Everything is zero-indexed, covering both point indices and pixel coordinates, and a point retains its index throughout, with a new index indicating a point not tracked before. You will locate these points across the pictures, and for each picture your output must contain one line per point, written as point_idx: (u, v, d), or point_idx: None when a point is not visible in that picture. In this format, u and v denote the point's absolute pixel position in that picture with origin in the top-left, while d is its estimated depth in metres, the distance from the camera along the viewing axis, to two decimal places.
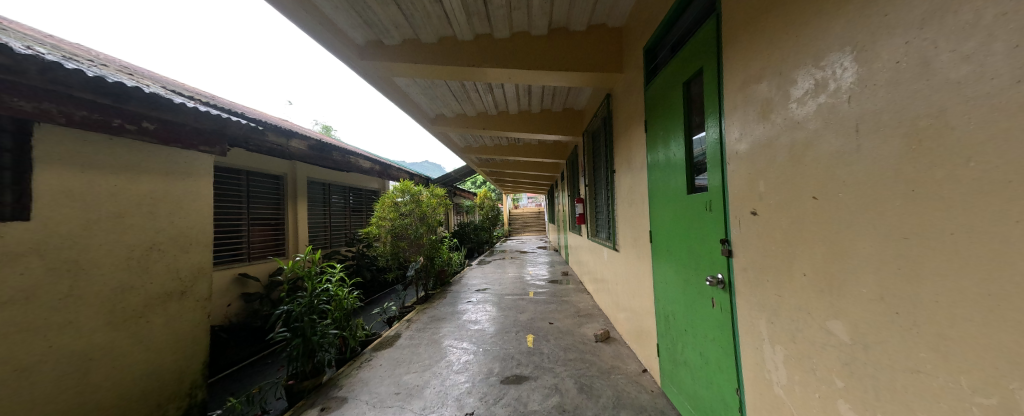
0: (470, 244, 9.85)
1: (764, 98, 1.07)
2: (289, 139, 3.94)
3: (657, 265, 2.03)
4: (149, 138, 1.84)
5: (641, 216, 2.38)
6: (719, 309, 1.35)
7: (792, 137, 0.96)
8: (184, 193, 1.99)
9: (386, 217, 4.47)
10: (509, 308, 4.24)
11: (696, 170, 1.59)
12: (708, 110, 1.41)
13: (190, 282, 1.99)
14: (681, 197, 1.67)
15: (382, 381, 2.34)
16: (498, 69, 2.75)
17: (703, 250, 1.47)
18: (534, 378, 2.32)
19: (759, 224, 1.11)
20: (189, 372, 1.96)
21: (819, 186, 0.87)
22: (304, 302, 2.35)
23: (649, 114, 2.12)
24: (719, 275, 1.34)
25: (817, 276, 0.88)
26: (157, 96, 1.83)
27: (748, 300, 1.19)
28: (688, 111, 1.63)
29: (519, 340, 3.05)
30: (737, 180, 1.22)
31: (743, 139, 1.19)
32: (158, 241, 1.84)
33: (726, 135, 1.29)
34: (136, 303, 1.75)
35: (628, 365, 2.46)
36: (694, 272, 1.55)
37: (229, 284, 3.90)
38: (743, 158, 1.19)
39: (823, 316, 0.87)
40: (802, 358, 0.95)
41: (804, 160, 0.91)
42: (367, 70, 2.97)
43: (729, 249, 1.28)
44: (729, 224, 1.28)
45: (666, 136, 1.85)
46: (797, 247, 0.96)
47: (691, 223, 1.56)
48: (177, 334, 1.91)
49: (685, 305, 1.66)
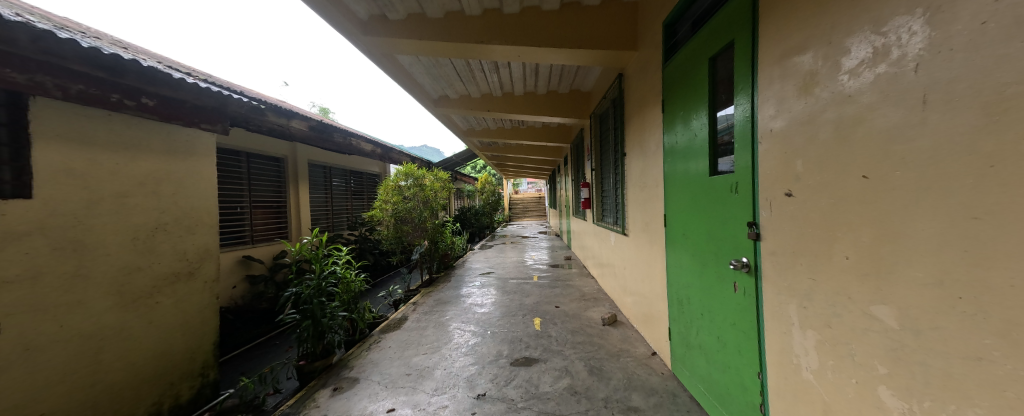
0: (471, 228, 9.87)
1: (806, 71, 1.00)
2: (290, 119, 3.82)
3: (671, 250, 2.00)
4: (150, 115, 1.75)
5: (653, 200, 2.33)
6: (742, 293, 1.33)
7: (839, 112, 0.90)
8: (187, 172, 1.92)
9: (389, 201, 4.43)
10: (514, 292, 4.26)
11: (719, 151, 1.53)
12: (737, 88, 1.35)
13: (197, 264, 1.95)
14: (702, 181, 1.62)
15: (392, 363, 2.35)
16: (508, 46, 2.63)
17: (725, 233, 1.43)
18: (544, 360, 2.33)
19: (793, 205, 1.07)
20: (201, 352, 1.96)
21: (868, 164, 0.82)
22: (313, 284, 2.33)
23: (667, 94, 2.04)
24: (743, 259, 1.32)
25: (862, 259, 0.84)
26: (154, 71, 1.74)
27: (777, 285, 1.15)
28: (712, 90, 1.56)
29: (526, 323, 3.06)
30: (769, 161, 1.17)
31: (779, 116, 1.12)
32: (163, 221, 1.79)
33: (759, 112, 1.23)
34: (144, 285, 1.71)
35: (637, 349, 2.47)
36: (713, 256, 1.52)
37: (233, 266, 3.89)
38: (778, 137, 1.12)
39: (866, 300, 0.84)
40: (837, 343, 0.93)
41: (853, 137, 0.86)
42: (369, 47, 2.84)
43: (756, 232, 1.24)
44: (758, 207, 1.24)
45: (687, 117, 1.78)
46: (836, 229, 0.92)
47: (712, 206, 1.52)
48: (187, 314, 1.89)
49: (702, 290, 1.64)
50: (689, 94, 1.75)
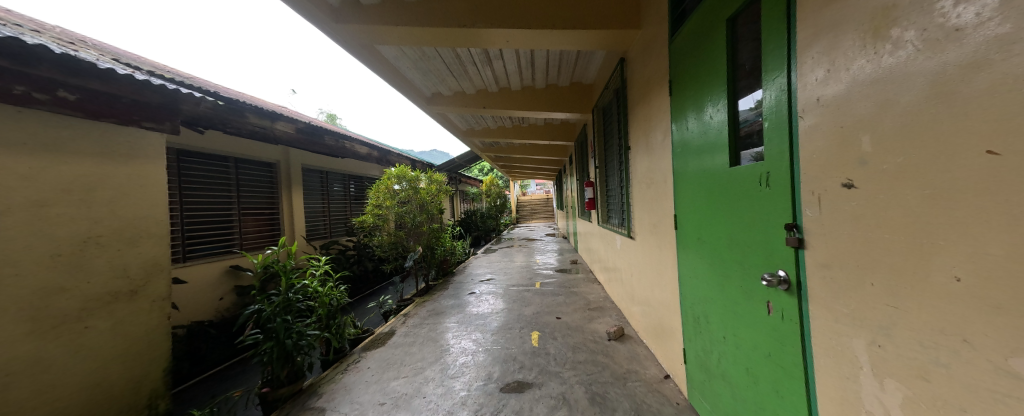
0: (475, 232, 9.65)
1: (877, 5, 0.69)
2: (274, 121, 3.62)
3: (684, 256, 1.69)
4: (68, 110, 1.66)
5: (662, 198, 2.01)
6: (780, 317, 1.02)
7: (936, 58, 0.60)
8: (127, 178, 1.86)
9: (382, 205, 4.19)
10: (515, 301, 3.96)
11: (744, 137, 1.23)
12: (765, 52, 1.04)
13: (141, 281, 1.89)
14: (720, 175, 1.32)
15: (367, 389, 2.11)
16: (497, 30, 2.36)
17: (753, 238, 1.12)
18: (539, 386, 2.04)
19: (858, 198, 0.75)
20: (148, 380, 1.90)
21: (1004, 131, 0.51)
22: (279, 301, 2.13)
23: (674, 75, 1.74)
24: (779, 273, 1.00)
25: (992, 283, 0.54)
26: (76, 60, 1.65)
27: (832, 310, 0.83)
28: (731, 62, 1.26)
29: (523, 338, 2.77)
30: (817, 141, 0.86)
31: (831, 79, 0.81)
32: (96, 233, 1.73)
33: (797, 79, 0.92)
34: (68, 307, 1.63)
35: (648, 370, 2.15)
36: (738, 266, 1.21)
37: (220, 276, 3.70)
38: (830, 107, 0.82)
39: (997, 349, 0.54)
40: (942, 407, 0.62)
41: (968, 94, 0.55)
42: (344, 38, 2.61)
43: (798, 238, 0.93)
44: (798, 205, 0.94)
45: (697, 98, 1.48)
46: (933, 238, 0.61)
47: (735, 205, 1.21)
48: (128, 337, 1.83)
49: (725, 307, 1.32)
50: (701, 69, 1.44)
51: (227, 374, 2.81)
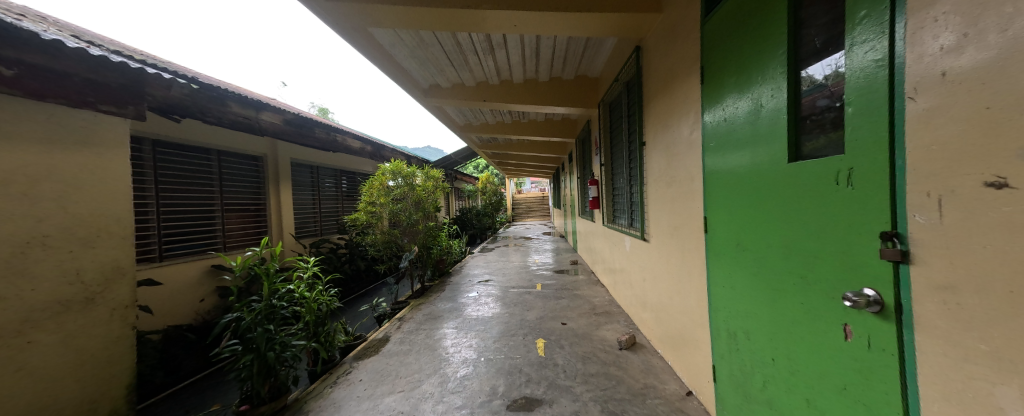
0: (471, 230, 9.42)
1: None
2: (259, 111, 3.35)
3: (716, 262, 1.51)
4: (4, 87, 1.42)
5: (686, 198, 1.84)
6: (866, 345, 0.83)
7: None
8: (81, 168, 1.63)
9: (375, 202, 3.95)
10: (516, 304, 3.76)
11: (808, 127, 1.04)
12: (849, 19, 0.84)
13: (99, 288, 1.65)
14: (774, 171, 1.12)
15: (357, 407, 1.90)
16: (502, 12, 2.15)
17: (822, 246, 0.94)
18: (549, 403, 1.85)
19: (1014, 202, 0.57)
20: (108, 400, 1.67)
21: None
22: (260, 308, 1.90)
23: (708, 61, 1.55)
24: (866, 292, 0.82)
25: None
26: (14, 28, 1.41)
27: (960, 344, 0.66)
28: (793, 38, 1.07)
29: (527, 347, 2.58)
30: (936, 128, 0.67)
31: (964, 47, 0.62)
32: (42, 233, 1.50)
33: (902, 50, 0.73)
34: (9, 320, 1.40)
35: (667, 385, 1.97)
36: (801, 279, 1.02)
37: (200, 277, 3.44)
38: (962, 83, 0.63)
39: None
40: None
41: None
42: (334, 17, 2.34)
43: (899, 251, 0.75)
44: (901, 209, 0.75)
45: (742, 84, 1.29)
46: None
47: (798, 206, 1.02)
48: (82, 353, 1.59)
49: (777, 325, 1.14)
50: (750, 49, 1.24)
51: (203, 386, 2.59)
